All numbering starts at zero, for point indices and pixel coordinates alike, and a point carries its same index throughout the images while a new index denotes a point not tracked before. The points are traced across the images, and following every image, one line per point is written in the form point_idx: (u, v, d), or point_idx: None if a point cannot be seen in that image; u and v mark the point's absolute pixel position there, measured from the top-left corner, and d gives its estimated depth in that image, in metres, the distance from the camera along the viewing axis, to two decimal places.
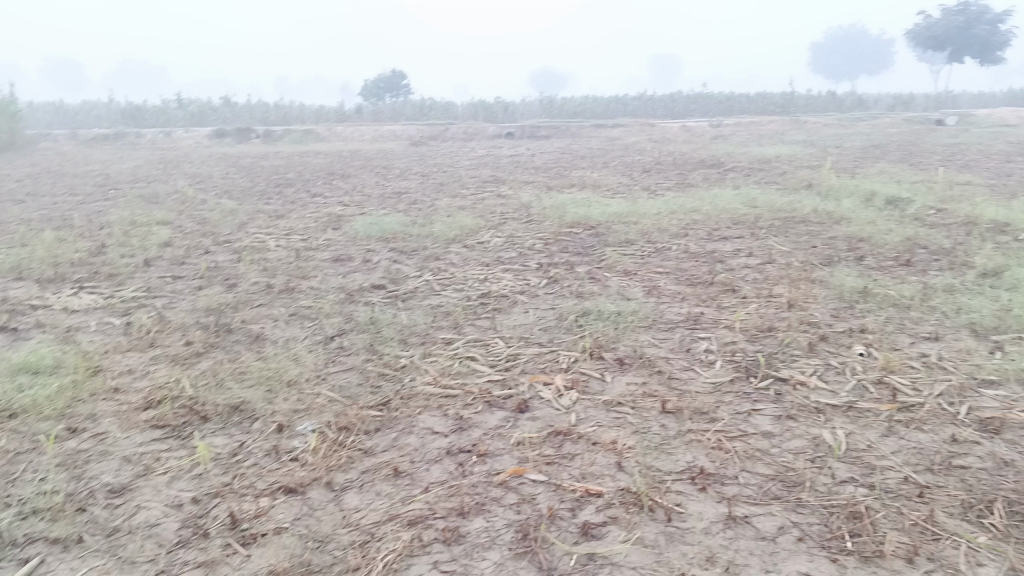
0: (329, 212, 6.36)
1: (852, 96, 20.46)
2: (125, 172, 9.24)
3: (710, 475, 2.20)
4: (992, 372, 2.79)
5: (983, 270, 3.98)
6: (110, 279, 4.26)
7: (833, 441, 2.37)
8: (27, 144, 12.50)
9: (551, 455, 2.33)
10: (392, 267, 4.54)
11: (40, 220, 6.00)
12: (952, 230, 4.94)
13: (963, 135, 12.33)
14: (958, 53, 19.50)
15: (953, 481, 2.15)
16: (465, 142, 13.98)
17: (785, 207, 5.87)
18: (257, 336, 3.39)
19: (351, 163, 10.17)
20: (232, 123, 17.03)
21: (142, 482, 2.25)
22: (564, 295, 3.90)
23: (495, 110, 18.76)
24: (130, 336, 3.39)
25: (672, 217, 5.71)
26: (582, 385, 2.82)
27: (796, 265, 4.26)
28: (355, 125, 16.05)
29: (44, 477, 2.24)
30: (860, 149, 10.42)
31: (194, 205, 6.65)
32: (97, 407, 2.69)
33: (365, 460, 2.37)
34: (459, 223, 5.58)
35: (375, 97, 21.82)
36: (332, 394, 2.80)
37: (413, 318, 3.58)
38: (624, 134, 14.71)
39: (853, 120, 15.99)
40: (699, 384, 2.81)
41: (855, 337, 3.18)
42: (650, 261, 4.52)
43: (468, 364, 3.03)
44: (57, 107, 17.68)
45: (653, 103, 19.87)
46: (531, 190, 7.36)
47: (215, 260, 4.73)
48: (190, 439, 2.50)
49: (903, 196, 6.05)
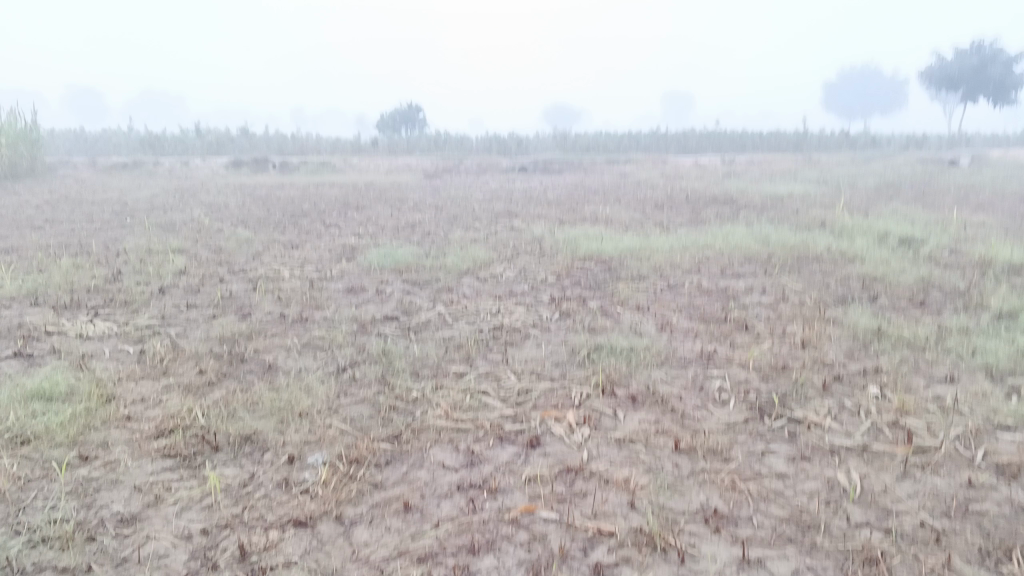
0: (344, 243, 6.40)
1: (865, 135, 20.52)
2: (142, 200, 9.34)
3: (723, 516, 2.18)
4: (1009, 416, 2.76)
5: (998, 312, 3.96)
6: (125, 306, 4.29)
7: (848, 483, 2.35)
8: (46, 171, 12.66)
9: (562, 493, 2.32)
10: (405, 298, 4.56)
11: (57, 246, 6.06)
12: (966, 271, 4.92)
13: (977, 175, 12.33)
14: (971, 94, 19.55)
15: (970, 526, 2.12)
16: (478, 175, 14.08)
17: (798, 245, 5.88)
18: (270, 366, 3.40)
19: (365, 195, 10.26)
20: (249, 153, 17.22)
21: (152, 512, 2.24)
22: (576, 329, 3.90)
23: (508, 144, 18.90)
24: (144, 364, 3.41)
25: (684, 253, 5.72)
26: (594, 421, 2.81)
27: (809, 303, 4.25)
28: (370, 157, 16.21)
29: (55, 505, 2.24)
30: (873, 188, 10.43)
31: (210, 234, 6.71)
32: (109, 434, 2.69)
33: (376, 494, 2.36)
34: (472, 256, 5.60)
35: (390, 129, 22.06)
36: (343, 426, 2.80)
37: (426, 350, 3.59)
38: (637, 170, 14.78)
39: (866, 159, 16.02)
40: (713, 422, 2.80)
41: (869, 377, 3.16)
42: (662, 296, 4.52)
43: (479, 398, 3.03)
44: (78, 135, 17.94)
45: (666, 140, 19.97)
46: (544, 223, 7.40)
47: (230, 289, 4.76)
48: (201, 468, 2.50)
49: (917, 235, 6.04)
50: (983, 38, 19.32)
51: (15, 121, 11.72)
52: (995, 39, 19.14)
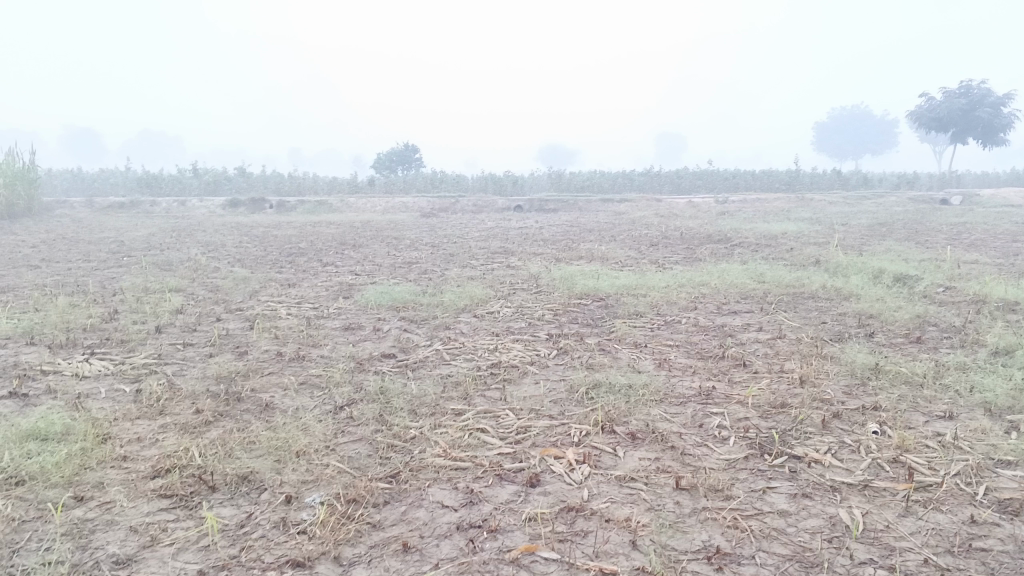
0: (340, 281, 6.41)
1: (856, 174, 20.75)
2: (139, 239, 9.38)
3: (726, 554, 2.15)
4: (1009, 453, 2.75)
5: (995, 349, 3.97)
6: (122, 345, 4.28)
7: (851, 521, 2.33)
8: (43, 210, 12.70)
9: (563, 533, 2.29)
10: (402, 336, 4.56)
11: (53, 286, 6.04)
12: (961, 309, 4.94)
13: (969, 214, 12.46)
14: (960, 135, 19.81)
15: (975, 563, 2.10)
16: (474, 214, 14.14)
17: (793, 283, 5.91)
18: (266, 405, 3.37)
19: (362, 233, 10.31)
20: (245, 193, 17.31)
21: (148, 553, 2.21)
22: (575, 366, 3.89)
23: (504, 183, 19.06)
24: (140, 403, 3.38)
25: (681, 290, 5.75)
26: (594, 459, 2.80)
27: (806, 341, 4.25)
28: (367, 196, 16.25)
29: (49, 547, 2.21)
30: (865, 226, 10.53)
31: (206, 273, 6.72)
32: (105, 475, 2.67)
33: (374, 534, 2.33)
34: (469, 293, 5.61)
35: (387, 169, 22.21)
36: (341, 465, 2.78)
37: (424, 388, 3.57)
38: (631, 208, 14.87)
39: (859, 198, 16.14)
40: (713, 460, 2.78)
41: (868, 414, 3.16)
42: (659, 333, 4.53)
43: (479, 436, 3.01)
44: (75, 175, 18.05)
45: (660, 179, 20.17)
46: (540, 262, 7.42)
47: (227, 327, 4.76)
48: (197, 509, 2.47)
49: (912, 274, 6.07)
50: (971, 79, 19.65)
51: (12, 161, 11.75)
52: (983, 80, 19.39)
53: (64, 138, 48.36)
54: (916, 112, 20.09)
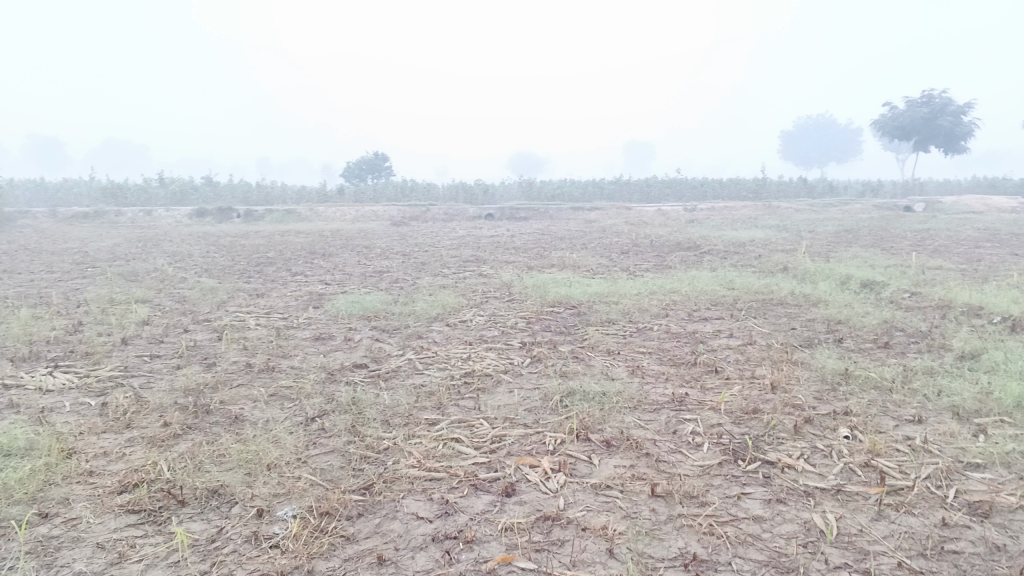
0: (311, 290, 6.35)
1: (822, 181, 21.05)
2: (104, 250, 9.23)
3: (703, 561, 2.16)
4: (978, 455, 2.79)
5: (960, 353, 4.04)
6: (87, 357, 4.20)
7: (825, 525, 2.35)
8: (5, 221, 12.47)
9: (540, 542, 2.28)
10: (374, 345, 4.53)
11: (15, 298, 5.91)
12: (927, 313, 5.02)
13: (932, 220, 12.72)
14: (922, 143, 20.16)
15: (947, 566, 2.12)
16: (445, 222, 14.11)
17: (763, 289, 5.97)
18: (236, 418, 3.32)
19: (332, 242, 10.25)
20: (211, 203, 17.14)
21: (115, 570, 2.16)
22: (548, 375, 3.89)
23: (475, 192, 19.08)
24: (106, 417, 3.31)
25: (652, 297, 5.78)
26: (569, 468, 2.79)
27: (777, 347, 4.29)
28: (337, 205, 16.13)
29: (13, 565, 2.15)
30: (832, 233, 10.68)
31: (174, 284, 6.62)
32: (70, 491, 2.61)
33: (348, 547, 2.30)
34: (441, 302, 5.59)
35: (356, 178, 22.09)
36: (314, 477, 2.74)
37: (397, 398, 3.54)
38: (600, 217, 14.93)
39: (825, 206, 16.37)
40: (687, 467, 2.79)
41: (839, 419, 3.19)
42: (631, 340, 4.55)
43: (453, 446, 2.99)
44: (37, 185, 17.75)
45: (629, 187, 20.31)
46: (512, 270, 7.42)
47: (195, 338, 4.69)
48: (166, 524, 2.42)
49: (877, 279, 6.16)
50: (932, 89, 20.03)
51: None
52: (944, 89, 19.79)
53: (25, 148, 47.51)
54: (880, 121, 20.42)
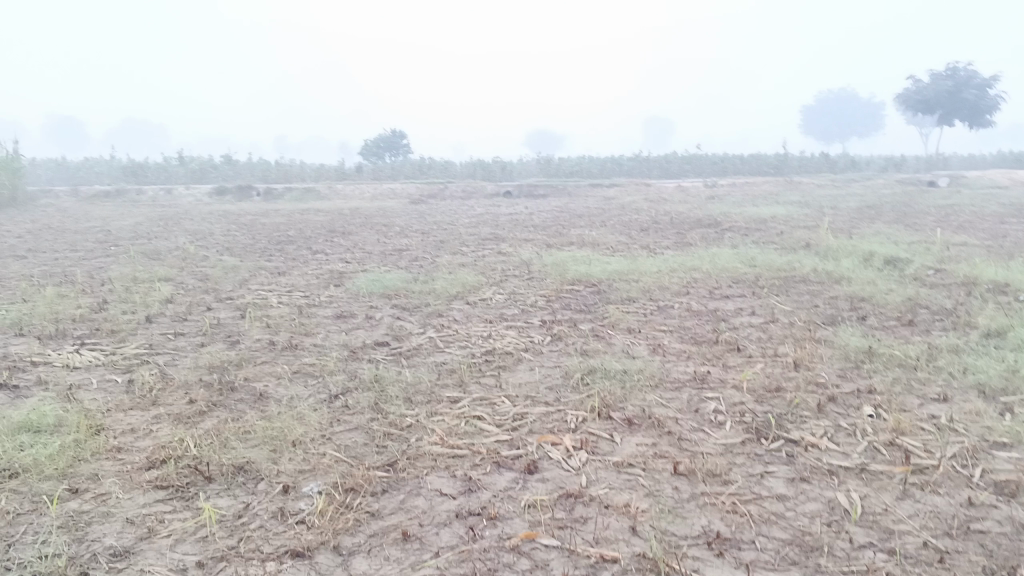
0: (331, 269, 6.37)
1: (844, 157, 20.78)
2: (126, 228, 9.30)
3: (726, 539, 2.16)
4: (1004, 434, 2.76)
5: (986, 331, 3.99)
6: (112, 335, 4.24)
7: (849, 504, 2.34)
8: (27, 200, 12.57)
9: (563, 519, 2.29)
10: (394, 323, 4.54)
11: (41, 276, 5.98)
12: (952, 290, 4.96)
13: (957, 196, 12.57)
14: (946, 118, 19.82)
15: (973, 546, 2.11)
16: (463, 200, 14.08)
17: (785, 266, 5.92)
18: (260, 395, 3.35)
19: (351, 220, 10.26)
20: (230, 181, 17.21)
21: (145, 544, 2.20)
22: (569, 353, 3.88)
23: (493, 169, 19.01)
24: (132, 394, 3.35)
25: (672, 275, 5.75)
26: (591, 446, 2.80)
27: (799, 325, 4.25)
28: (355, 183, 16.12)
29: (45, 540, 2.19)
30: (854, 209, 10.57)
31: (196, 262, 6.66)
32: (99, 467, 2.64)
33: (373, 523, 2.32)
34: (461, 280, 5.59)
35: (375, 156, 22.06)
36: (338, 454, 2.76)
37: (419, 375, 3.56)
38: (620, 194, 14.85)
39: (847, 181, 16.18)
40: (710, 445, 2.79)
41: (863, 397, 3.17)
42: (652, 318, 4.54)
43: (475, 424, 3.00)
44: (59, 164, 17.88)
45: (648, 164, 20.16)
46: (531, 248, 7.39)
47: (218, 316, 4.72)
48: (194, 500, 2.45)
49: (901, 256, 6.09)
50: (958, 62, 19.64)
51: None
52: (970, 62, 19.40)
53: (47, 127, 47.85)
54: (903, 95, 20.07)
